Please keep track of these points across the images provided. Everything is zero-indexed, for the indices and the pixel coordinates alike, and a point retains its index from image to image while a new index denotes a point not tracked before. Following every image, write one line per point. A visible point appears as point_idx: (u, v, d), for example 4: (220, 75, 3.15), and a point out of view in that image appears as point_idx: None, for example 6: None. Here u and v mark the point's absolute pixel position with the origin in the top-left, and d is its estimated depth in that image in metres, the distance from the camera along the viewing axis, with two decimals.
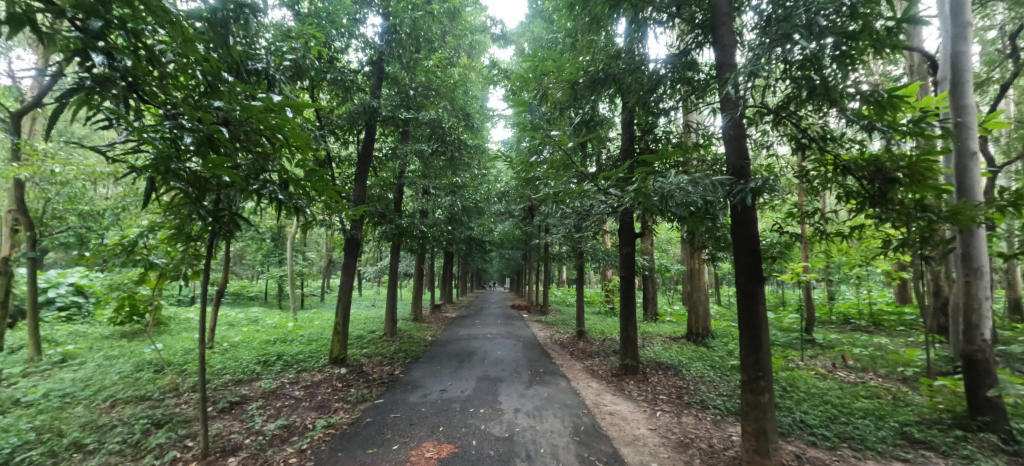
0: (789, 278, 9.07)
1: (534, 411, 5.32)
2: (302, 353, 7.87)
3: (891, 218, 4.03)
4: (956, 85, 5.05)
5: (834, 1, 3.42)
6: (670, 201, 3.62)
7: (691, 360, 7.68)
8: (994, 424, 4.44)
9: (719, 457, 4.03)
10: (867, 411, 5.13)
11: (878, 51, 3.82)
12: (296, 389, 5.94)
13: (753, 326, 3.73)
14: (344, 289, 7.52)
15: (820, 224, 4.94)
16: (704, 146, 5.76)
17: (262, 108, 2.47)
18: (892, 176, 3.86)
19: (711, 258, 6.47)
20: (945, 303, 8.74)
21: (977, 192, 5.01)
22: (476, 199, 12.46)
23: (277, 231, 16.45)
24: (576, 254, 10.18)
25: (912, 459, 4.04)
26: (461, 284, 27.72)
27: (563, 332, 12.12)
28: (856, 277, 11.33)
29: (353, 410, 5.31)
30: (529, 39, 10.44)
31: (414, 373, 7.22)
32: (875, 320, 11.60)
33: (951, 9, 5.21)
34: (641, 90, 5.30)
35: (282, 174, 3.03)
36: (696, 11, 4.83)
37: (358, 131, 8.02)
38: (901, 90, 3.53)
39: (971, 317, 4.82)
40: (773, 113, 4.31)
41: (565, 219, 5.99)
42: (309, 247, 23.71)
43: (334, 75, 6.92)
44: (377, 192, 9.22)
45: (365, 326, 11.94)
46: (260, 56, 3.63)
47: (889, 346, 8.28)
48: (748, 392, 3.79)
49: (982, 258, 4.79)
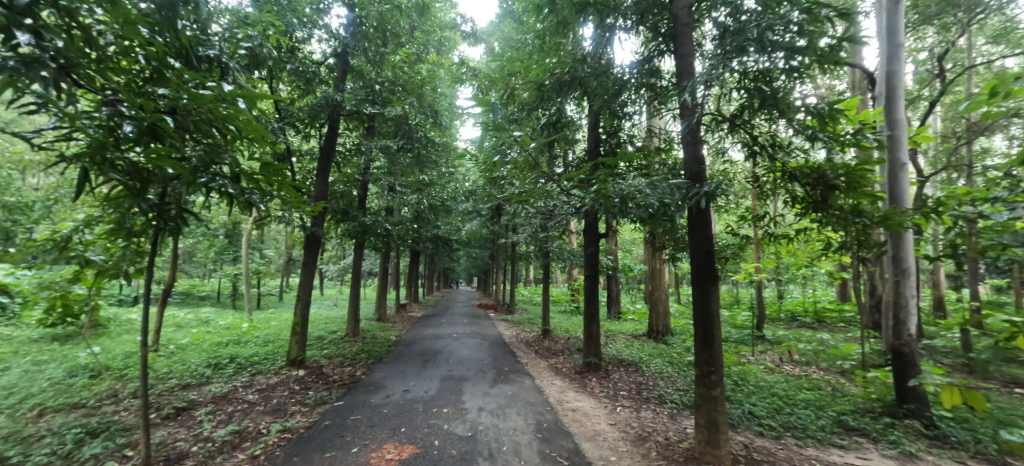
0: (742, 278, 9.60)
1: (498, 410, 5.34)
2: (257, 355, 7.54)
3: (831, 223, 4.35)
4: (890, 100, 5.50)
5: (783, 17, 3.64)
6: (630, 203, 3.74)
7: (651, 357, 7.95)
8: (918, 412, 4.87)
9: (674, 450, 4.20)
10: (809, 402, 5.49)
11: (826, 66, 4.04)
12: (250, 393, 5.67)
13: (707, 324, 3.90)
14: (303, 288, 7.25)
15: (770, 227, 5.23)
16: (665, 150, 5.99)
17: (212, 96, 2.33)
18: (832, 183, 4.16)
19: (671, 259, 6.70)
20: (878, 301, 9.53)
21: (906, 200, 5.47)
22: (443, 197, 12.37)
23: (231, 227, 15.64)
24: (543, 253, 10.32)
25: (847, 446, 4.37)
26: (427, 283, 27.36)
27: (529, 331, 12.21)
28: (803, 277, 12.09)
29: (311, 413, 5.13)
30: (499, 38, 10.40)
31: (377, 374, 7.07)
32: (818, 317, 12.44)
33: (887, 30, 5.65)
34: (605, 94, 5.45)
35: (233, 167, 2.85)
36: (661, 20, 4.96)
37: (320, 125, 7.72)
38: (840, 104, 3.81)
39: (899, 314, 5.26)
40: (728, 121, 4.53)
41: (531, 219, 6.07)
42: (266, 243, 22.69)
43: (295, 65, 6.73)
44: (341, 189, 8.96)
45: (325, 326, 11.56)
46: (213, 43, 3.44)
47: (830, 342, 8.90)
48: (701, 386, 3.96)
49: (909, 260, 5.25)
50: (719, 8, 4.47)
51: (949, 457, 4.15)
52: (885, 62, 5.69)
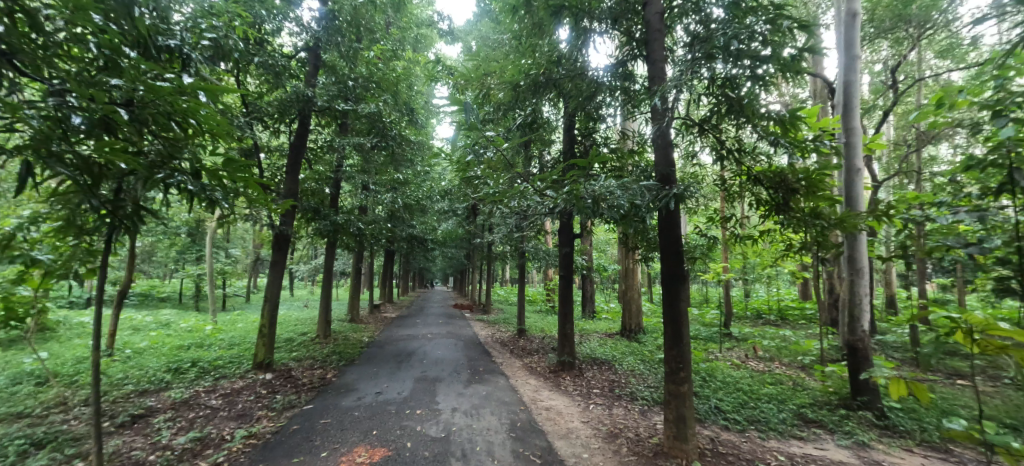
0: (711, 277, 9.93)
1: (472, 410, 5.33)
2: (221, 358, 7.26)
3: (792, 225, 4.55)
4: (847, 109, 5.80)
5: (748, 27, 3.78)
6: (602, 204, 3.81)
7: (624, 355, 8.10)
8: (870, 403, 5.16)
9: (644, 445, 4.30)
10: (771, 396, 5.73)
11: (788, 74, 4.22)
12: (213, 398, 5.44)
13: (676, 322, 4.01)
14: (270, 289, 7.01)
15: (736, 228, 5.42)
16: (638, 153, 6.12)
17: (171, 88, 2.22)
18: (793, 186, 4.36)
19: (643, 259, 6.84)
20: (836, 299, 10.03)
21: (860, 203, 5.80)
22: (419, 196, 12.23)
23: (194, 225, 14.97)
24: (518, 253, 10.35)
25: (806, 437, 4.60)
26: (402, 284, 26.97)
27: (504, 331, 12.22)
28: (767, 277, 12.59)
29: (278, 418, 4.98)
30: (476, 37, 10.33)
31: (349, 376, 6.92)
32: (782, 315, 13.01)
33: (845, 43, 5.96)
34: (580, 96, 5.50)
35: (194, 162, 2.70)
36: (635, 25, 5.06)
37: (290, 120, 7.48)
38: (801, 111, 3.99)
39: (854, 311, 5.55)
40: (697, 126, 4.67)
41: (507, 219, 6.08)
42: (232, 242, 21.82)
43: (263, 59, 6.38)
44: (312, 186, 8.76)
45: (295, 328, 11.23)
46: (174, 32, 3.29)
47: (792, 338, 9.31)
48: (670, 382, 4.07)
49: (863, 260, 5.56)
50: (689, 15, 4.60)
51: (897, 445, 4.43)
52: (843, 73, 6.00)
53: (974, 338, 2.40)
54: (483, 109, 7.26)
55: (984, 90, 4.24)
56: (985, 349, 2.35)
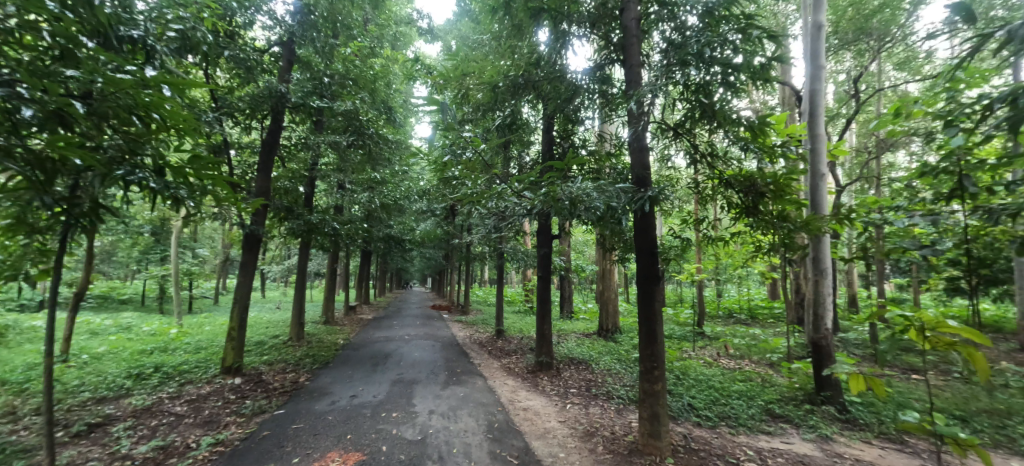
0: (685, 278, 10.19)
1: (449, 412, 5.29)
2: (187, 363, 6.97)
3: (761, 227, 4.72)
4: (813, 117, 6.06)
5: (720, 36, 3.91)
6: (579, 205, 3.85)
7: (600, 354, 8.22)
8: (832, 398, 5.40)
9: (620, 443, 4.37)
10: (741, 393, 5.92)
11: (758, 82, 4.36)
12: (178, 404, 5.22)
13: (650, 321, 4.09)
14: (240, 291, 6.77)
15: (709, 230, 5.58)
16: (615, 155, 6.21)
17: (130, 80, 2.08)
18: (761, 190, 4.53)
19: (620, 260, 6.93)
20: (802, 298, 10.45)
21: (825, 207, 6.04)
22: (396, 196, 12.07)
23: (157, 224, 14.32)
24: (497, 253, 10.35)
25: (773, 432, 4.78)
26: (379, 284, 26.58)
27: (482, 332, 12.20)
28: (738, 277, 13.01)
29: (247, 424, 4.82)
30: (455, 36, 10.29)
31: (322, 380, 6.75)
32: (752, 314, 13.50)
33: (811, 53, 6.22)
34: (558, 98, 5.53)
35: (157, 159, 2.60)
36: (613, 29, 5.15)
37: (262, 116, 7.26)
38: (769, 118, 4.15)
39: (818, 310, 5.80)
40: (671, 130, 4.78)
41: (485, 219, 6.09)
42: (200, 241, 21.01)
43: (234, 52, 6.22)
44: (285, 185, 8.54)
45: (266, 331, 10.89)
46: (136, 21, 3.14)
47: (761, 336, 9.66)
48: (645, 381, 4.15)
49: (826, 261, 5.80)
50: (665, 22, 4.69)
51: (857, 438, 4.66)
52: (809, 82, 6.26)
53: (926, 335, 2.55)
54: (461, 109, 7.24)
55: (937, 101, 4.52)
56: (936, 345, 2.50)
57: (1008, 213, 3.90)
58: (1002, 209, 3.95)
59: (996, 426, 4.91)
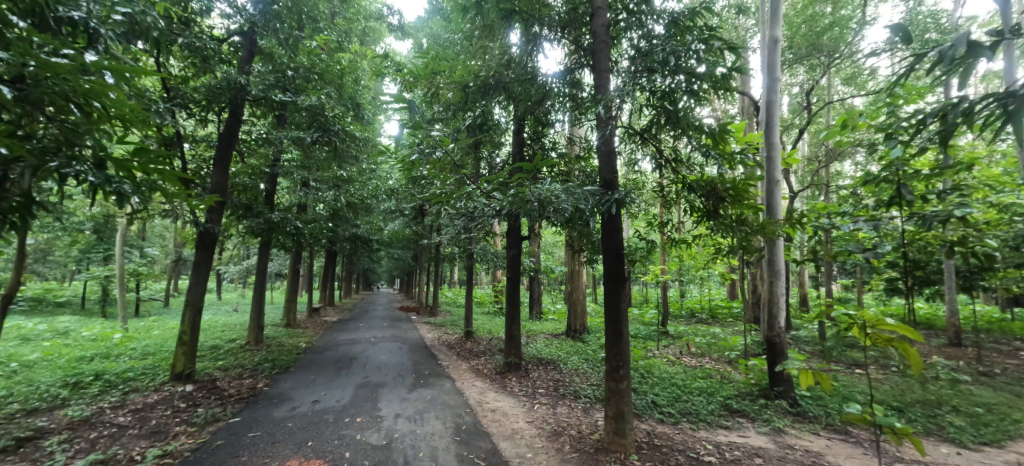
0: (650, 279, 10.48)
1: (416, 415, 5.20)
2: (132, 370, 6.52)
3: (720, 230, 4.93)
4: (768, 126, 6.38)
5: (685, 45, 4.05)
6: (547, 207, 3.88)
7: (568, 355, 8.32)
8: (785, 393, 5.69)
9: (586, 442, 4.43)
10: (702, 389, 6.15)
11: (719, 91, 4.53)
12: (121, 415, 4.86)
13: (616, 321, 4.17)
14: (193, 292, 6.39)
15: (673, 233, 5.76)
16: (584, 159, 6.31)
17: (69, 65, 1.91)
18: (721, 195, 4.74)
19: (587, 261, 7.04)
20: (758, 298, 10.98)
21: (779, 212, 6.37)
22: (363, 195, 11.76)
23: (100, 220, 13.31)
24: (467, 254, 10.27)
25: (731, 426, 4.99)
26: (345, 285, 25.87)
27: (452, 333, 12.10)
28: (700, 278, 13.53)
29: (199, 433, 4.55)
30: (426, 34, 10.15)
31: (282, 385, 6.48)
32: (713, 314, 14.09)
33: (767, 66, 6.56)
34: (529, 100, 5.56)
35: (100, 150, 2.40)
36: (583, 34, 5.25)
37: (220, 109, 6.90)
38: (729, 126, 4.35)
39: (772, 310, 6.10)
40: (638, 135, 4.92)
41: (455, 220, 6.04)
42: (150, 240, 19.73)
43: (189, 40, 5.87)
44: (244, 181, 8.15)
45: (222, 334, 10.33)
46: (78, 2, 2.90)
47: (721, 334, 10.08)
48: (610, 380, 4.23)
49: (781, 262, 6.10)
50: (633, 29, 4.83)
51: (807, 429, 4.94)
52: (765, 93, 6.60)
53: (867, 331, 2.71)
54: (431, 108, 7.16)
55: (878, 115, 4.87)
56: (875, 341, 2.68)
57: (939, 220, 4.27)
58: (934, 216, 4.31)
59: (927, 415, 5.33)
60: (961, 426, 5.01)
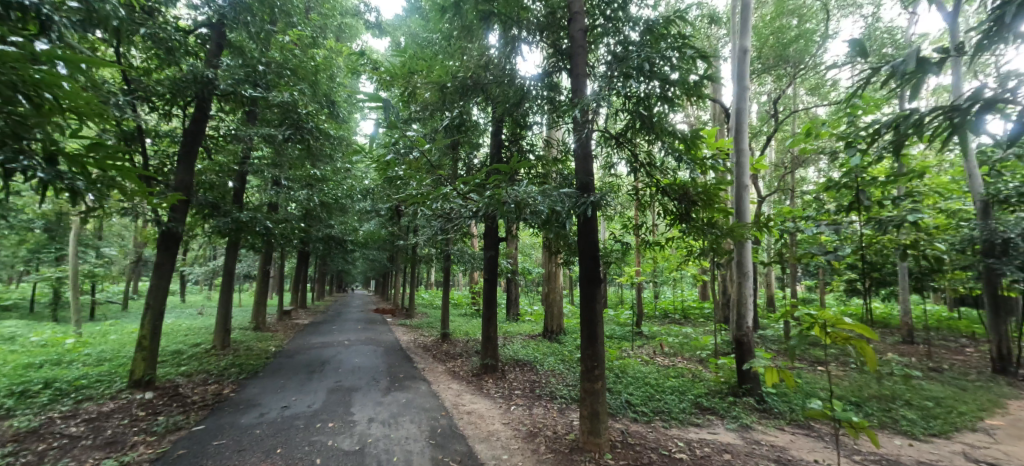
0: (625, 280, 10.66)
1: (390, 419, 5.12)
2: (86, 377, 6.15)
3: (693, 233, 5.07)
4: (738, 132, 6.60)
5: (659, 52, 4.15)
6: (524, 209, 3.89)
7: (544, 356, 8.37)
8: (752, 390, 5.89)
9: (561, 442, 4.47)
10: (674, 388, 6.30)
11: (692, 98, 4.66)
12: (74, 424, 4.59)
13: (591, 322, 4.23)
14: (153, 295, 6.09)
15: (647, 235, 5.87)
16: (561, 161, 6.35)
17: (16, 52, 1.78)
18: (693, 199, 4.88)
19: (564, 263, 7.09)
20: (728, 299, 11.33)
21: (748, 216, 6.58)
22: (338, 194, 11.51)
23: (51, 218, 12.51)
24: (444, 255, 10.18)
25: (701, 423, 5.13)
26: (319, 287, 25.26)
27: (428, 335, 11.97)
28: (673, 279, 13.87)
29: (159, 443, 4.34)
30: (404, 32, 10.03)
31: (250, 391, 6.25)
32: (685, 314, 14.50)
33: (736, 75, 6.79)
34: (507, 102, 5.56)
35: (49, 144, 2.24)
36: (562, 37, 5.29)
37: (184, 104, 6.61)
38: (701, 133, 4.49)
39: (741, 311, 6.30)
40: (614, 139, 5.00)
41: (432, 221, 5.98)
42: (107, 239, 18.68)
43: (152, 31, 5.56)
44: (211, 179, 7.83)
45: (185, 339, 9.88)
46: None
47: (692, 334, 10.36)
48: (586, 380, 4.27)
49: (749, 264, 6.30)
50: (610, 36, 4.92)
51: (772, 425, 5.14)
52: (734, 100, 6.82)
53: (827, 330, 2.84)
54: (408, 107, 7.07)
55: (839, 124, 5.13)
56: (835, 340, 2.81)
57: (895, 224, 4.54)
58: (889, 220, 4.59)
59: (883, 409, 5.63)
60: (913, 418, 5.32)
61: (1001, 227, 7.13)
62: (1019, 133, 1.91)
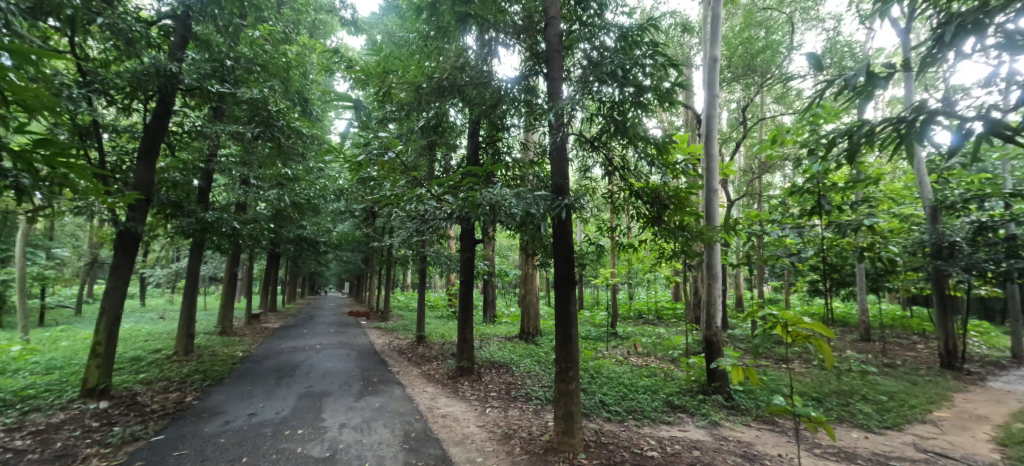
0: (601, 282, 10.81)
1: (363, 424, 5.02)
2: (32, 387, 5.77)
3: (665, 236, 5.19)
4: (708, 137, 6.81)
5: (634, 58, 4.25)
6: (499, 211, 3.89)
7: (521, 357, 8.40)
8: (720, 388, 6.08)
9: (536, 443, 4.50)
10: (647, 388, 6.43)
11: (665, 105, 4.79)
12: (17, 438, 4.29)
13: (566, 324, 4.28)
14: (109, 298, 5.77)
15: (622, 237, 5.97)
16: (537, 164, 6.39)
17: None
18: (665, 202, 5.00)
19: (541, 265, 7.13)
20: (699, 300, 11.66)
21: (717, 219, 6.78)
22: (310, 194, 11.22)
23: None
24: (420, 257, 10.06)
25: (672, 421, 5.26)
26: (290, 290, 24.56)
27: (403, 338, 11.79)
28: (647, 281, 14.17)
29: (114, 455, 4.12)
30: (380, 31, 9.89)
31: (214, 398, 6.01)
32: (659, 315, 14.85)
33: (707, 82, 6.99)
34: (484, 104, 5.56)
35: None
36: (538, 41, 5.33)
37: (146, 98, 6.32)
38: (672, 138, 4.62)
39: (711, 311, 6.50)
40: (590, 142, 5.07)
41: (406, 223, 5.93)
42: (58, 240, 17.59)
43: (111, 21, 5.29)
44: (174, 178, 7.49)
45: (145, 344, 9.40)
46: None
47: (665, 335, 10.62)
48: (560, 381, 4.31)
49: (718, 266, 6.50)
50: (586, 41, 5.00)
51: (739, 422, 5.33)
52: (705, 107, 7.03)
53: (788, 329, 2.97)
54: (383, 107, 6.97)
55: (802, 132, 5.37)
56: (795, 338, 2.94)
57: (853, 228, 4.79)
58: (848, 224, 4.84)
59: (841, 404, 5.91)
60: (868, 412, 5.61)
61: (948, 231, 7.61)
62: (958, 143, 2.06)
